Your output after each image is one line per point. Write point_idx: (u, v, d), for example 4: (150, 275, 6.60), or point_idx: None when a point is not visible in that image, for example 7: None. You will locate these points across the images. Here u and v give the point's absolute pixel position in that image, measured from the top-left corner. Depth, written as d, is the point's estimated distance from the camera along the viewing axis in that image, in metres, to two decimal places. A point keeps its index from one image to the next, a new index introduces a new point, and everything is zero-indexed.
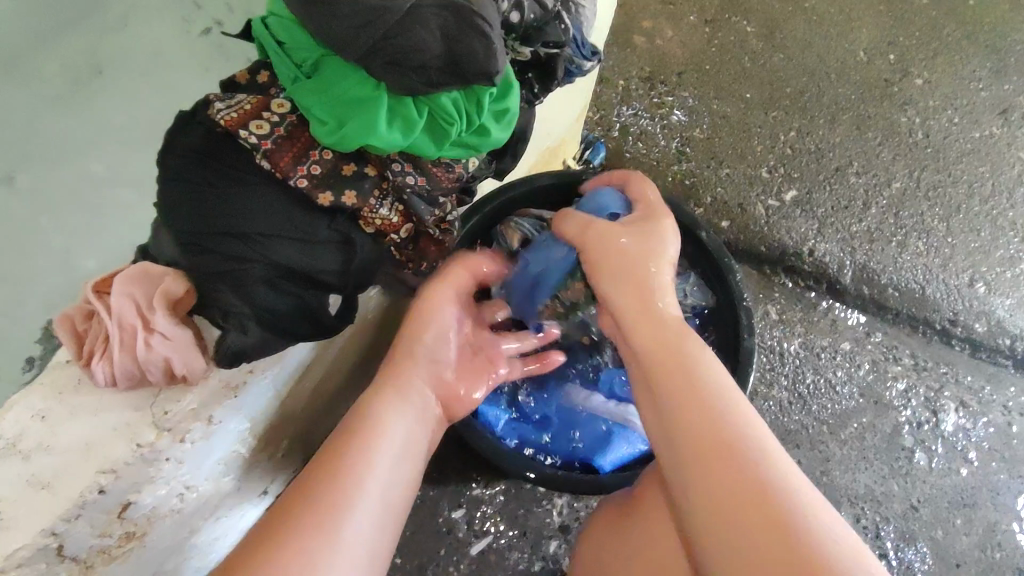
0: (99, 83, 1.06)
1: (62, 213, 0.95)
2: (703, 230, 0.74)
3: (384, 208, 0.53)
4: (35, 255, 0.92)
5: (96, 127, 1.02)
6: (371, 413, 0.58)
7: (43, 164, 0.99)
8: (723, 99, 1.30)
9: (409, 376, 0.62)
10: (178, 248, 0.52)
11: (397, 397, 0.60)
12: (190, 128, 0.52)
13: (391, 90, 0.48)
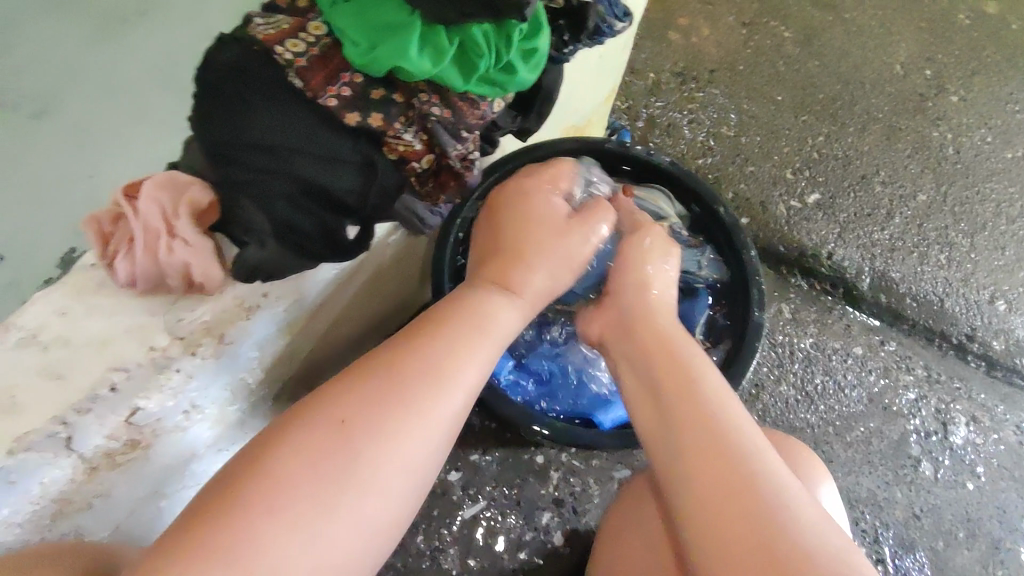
0: (142, 30, 1.09)
1: (95, 147, 0.98)
2: (722, 205, 0.75)
3: (407, 134, 0.54)
4: (66, 185, 0.95)
5: (137, 70, 1.05)
6: (446, 340, 0.57)
7: (82, 100, 1.02)
8: (754, 100, 1.30)
9: (490, 312, 0.60)
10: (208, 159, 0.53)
11: (476, 330, 0.58)
12: (230, 45, 0.54)
13: (424, 18, 0.50)
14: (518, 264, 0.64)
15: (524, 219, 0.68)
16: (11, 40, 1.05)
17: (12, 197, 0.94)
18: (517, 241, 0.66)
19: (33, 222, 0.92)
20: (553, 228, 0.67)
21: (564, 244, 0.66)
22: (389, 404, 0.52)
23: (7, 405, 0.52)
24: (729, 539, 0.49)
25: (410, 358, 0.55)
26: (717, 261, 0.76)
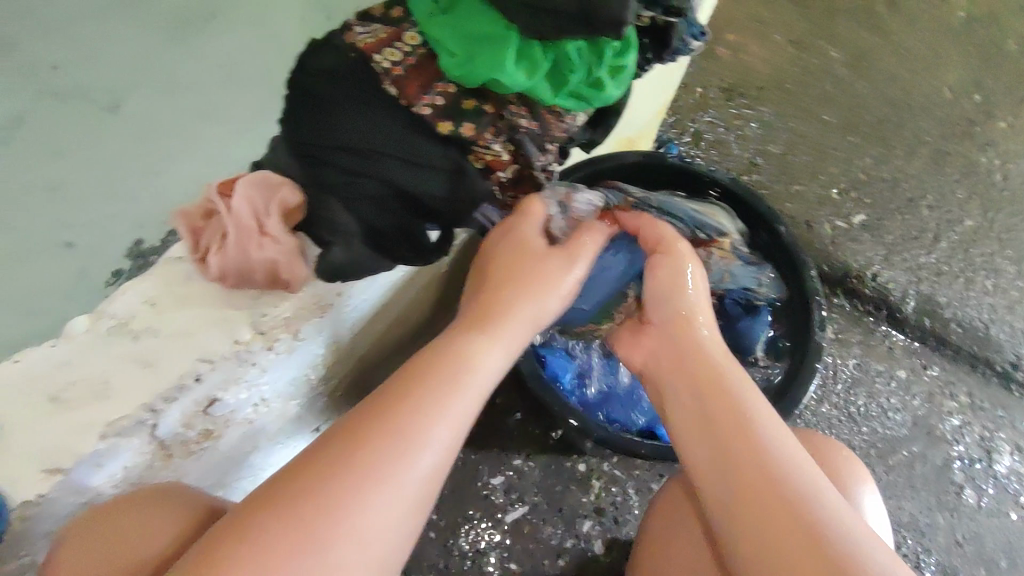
0: (208, 28, 1.12)
1: (161, 143, 1.01)
2: (783, 224, 0.75)
3: (496, 144, 0.55)
4: (132, 178, 0.97)
5: (202, 69, 1.08)
6: (423, 396, 0.52)
7: (149, 96, 1.05)
8: (801, 120, 1.31)
9: (471, 359, 0.56)
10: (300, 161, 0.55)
11: (457, 380, 0.54)
12: (327, 52, 0.56)
13: (521, 32, 0.50)
14: (499, 308, 0.59)
15: (507, 260, 0.62)
16: (85, 36, 1.09)
17: (82, 189, 0.97)
18: (502, 283, 0.61)
19: (102, 214, 0.94)
20: (538, 271, 0.61)
21: (546, 289, 0.61)
22: (359, 471, 0.47)
23: (101, 391, 0.54)
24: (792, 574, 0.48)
25: (383, 417, 0.50)
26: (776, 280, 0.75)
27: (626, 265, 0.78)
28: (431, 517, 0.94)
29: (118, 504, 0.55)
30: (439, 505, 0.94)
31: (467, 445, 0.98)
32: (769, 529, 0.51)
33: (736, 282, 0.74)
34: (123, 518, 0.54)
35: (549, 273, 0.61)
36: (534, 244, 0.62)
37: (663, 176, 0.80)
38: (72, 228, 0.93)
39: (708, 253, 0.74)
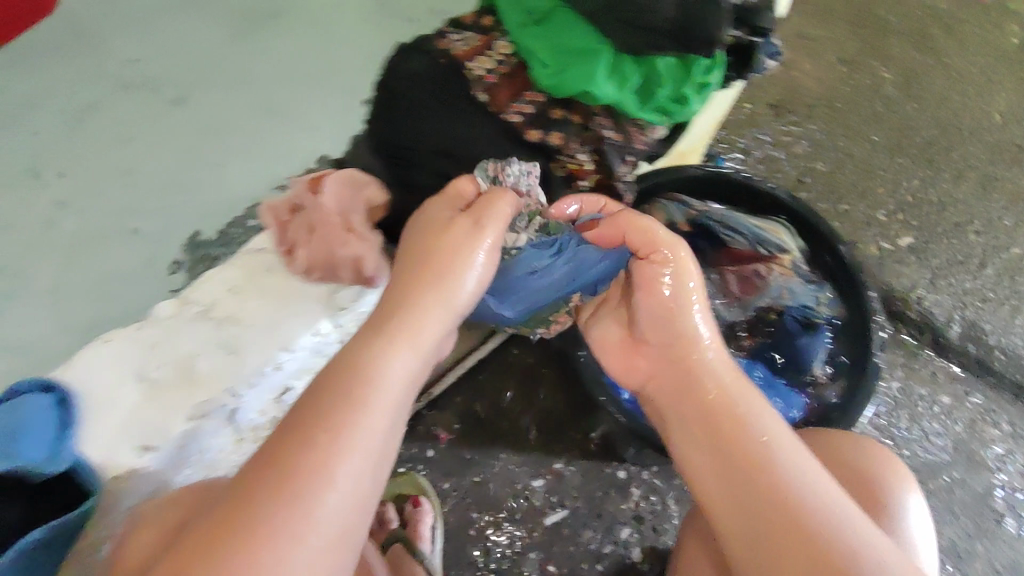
0: (275, 27, 1.13)
1: (222, 134, 1.03)
2: (845, 244, 0.74)
3: (580, 154, 0.57)
4: (194, 168, 1.00)
5: (262, 62, 1.10)
6: (312, 434, 0.44)
7: (209, 86, 1.07)
8: (848, 139, 1.31)
9: (366, 373, 0.47)
10: (392, 164, 0.59)
11: (356, 402, 0.46)
12: (418, 58, 0.58)
13: (615, 47, 0.52)
14: (402, 307, 0.50)
15: (418, 252, 0.52)
16: (155, 29, 1.10)
17: (150, 177, 0.99)
18: (407, 281, 0.51)
19: (170, 203, 0.97)
20: (445, 258, 0.51)
21: (456, 278, 0.51)
22: (247, 538, 0.40)
23: (189, 373, 0.56)
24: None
25: (272, 467, 0.43)
26: (834, 299, 0.76)
27: (576, 265, 0.62)
28: (471, 514, 0.96)
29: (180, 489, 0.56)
30: (481, 503, 0.96)
31: (509, 445, 0.99)
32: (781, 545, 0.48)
33: (794, 299, 0.76)
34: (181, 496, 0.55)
35: (457, 255, 0.51)
36: (446, 226, 0.52)
37: (723, 191, 0.81)
38: (138, 214, 0.96)
39: (767, 270, 0.76)
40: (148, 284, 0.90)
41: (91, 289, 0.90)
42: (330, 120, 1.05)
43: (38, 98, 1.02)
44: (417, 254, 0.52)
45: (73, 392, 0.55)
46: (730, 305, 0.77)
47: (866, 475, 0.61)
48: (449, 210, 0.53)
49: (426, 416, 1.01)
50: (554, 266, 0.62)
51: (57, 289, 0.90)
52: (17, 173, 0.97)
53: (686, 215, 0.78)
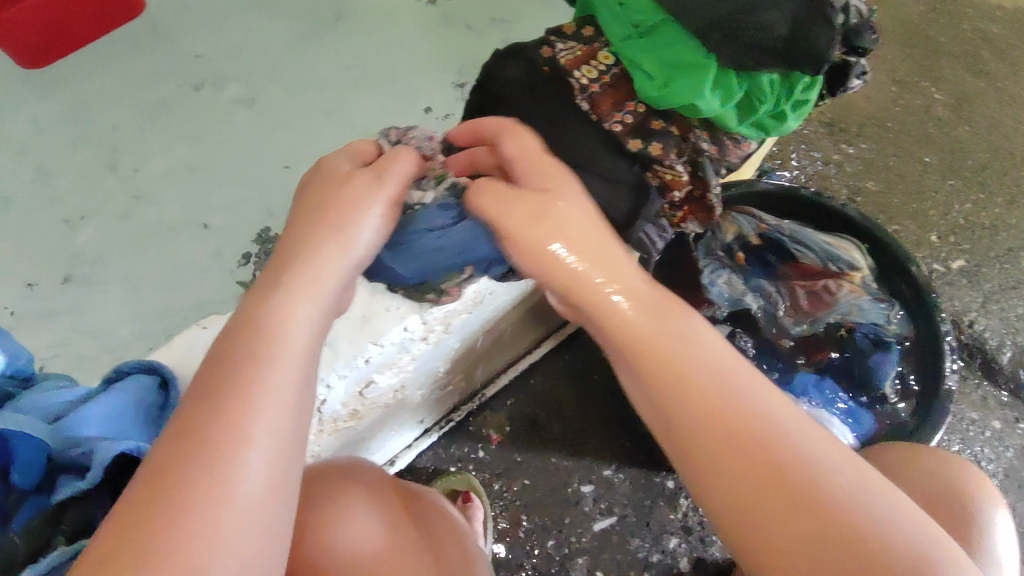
0: (339, 30, 1.10)
1: (283, 129, 1.04)
2: (916, 263, 0.75)
3: (678, 165, 0.57)
4: (259, 165, 1.01)
5: (318, 57, 1.09)
6: (215, 401, 0.40)
7: (269, 82, 1.07)
8: (898, 159, 1.30)
9: (265, 331, 0.44)
10: None
11: (258, 360, 0.42)
12: (519, 64, 0.59)
13: (721, 62, 0.53)
14: (294, 262, 0.47)
15: (314, 209, 0.50)
16: (224, 30, 1.09)
17: (219, 173, 1.01)
18: (298, 241, 0.49)
19: (237, 199, 0.99)
20: (340, 213, 0.50)
21: (350, 231, 0.49)
22: (159, 524, 0.36)
23: None
24: (828, 569, 0.37)
25: (182, 440, 0.39)
26: (903, 318, 0.75)
27: (466, 235, 0.55)
28: (521, 516, 0.96)
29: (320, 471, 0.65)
30: (532, 507, 0.97)
31: (560, 450, 0.99)
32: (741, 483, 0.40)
33: (862, 318, 0.75)
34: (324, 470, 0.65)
35: (356, 207, 0.50)
36: (344, 182, 0.51)
37: (791, 209, 0.82)
38: (207, 208, 0.98)
39: (838, 287, 0.75)
40: (219, 278, 0.93)
41: (162, 281, 0.93)
42: (390, 119, 1.04)
43: (115, 94, 1.04)
44: (307, 220, 0.50)
45: (173, 375, 0.56)
46: (798, 319, 0.76)
47: (927, 479, 0.57)
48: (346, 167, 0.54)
49: (480, 416, 1.01)
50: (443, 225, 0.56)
51: (133, 281, 0.93)
52: (94, 165, 1.00)
53: (756, 229, 0.78)
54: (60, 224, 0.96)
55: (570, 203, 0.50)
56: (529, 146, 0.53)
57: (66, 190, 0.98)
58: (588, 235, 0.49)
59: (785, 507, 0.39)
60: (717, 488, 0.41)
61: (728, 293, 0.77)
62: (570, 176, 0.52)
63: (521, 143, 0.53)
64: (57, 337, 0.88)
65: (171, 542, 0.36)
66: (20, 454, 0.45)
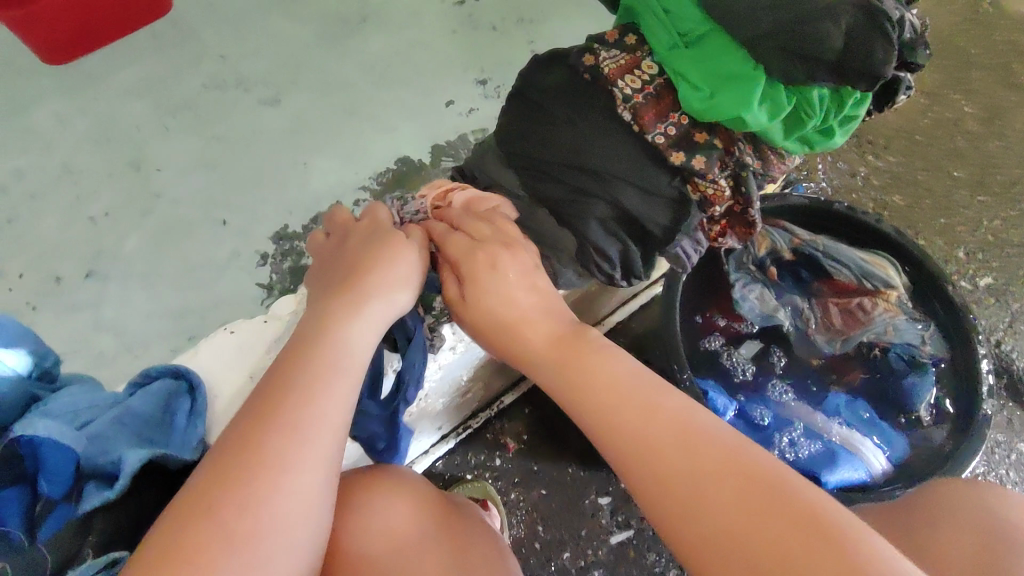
0: (363, 34, 1.07)
1: (304, 127, 1.02)
2: (953, 284, 0.72)
3: (720, 178, 0.56)
4: (279, 163, 1.00)
5: (339, 53, 1.06)
6: (282, 421, 0.44)
7: (288, 77, 1.04)
8: (924, 174, 1.24)
9: (329, 357, 0.48)
10: (528, 175, 0.59)
11: (322, 386, 0.46)
12: (561, 71, 0.58)
13: (770, 75, 0.51)
14: (351, 300, 0.51)
15: (360, 258, 0.53)
16: (245, 28, 1.06)
17: (240, 173, 0.99)
18: (352, 277, 0.52)
19: (258, 199, 0.98)
20: (388, 264, 0.53)
21: (397, 283, 0.52)
22: (221, 530, 0.40)
23: None
24: (743, 544, 0.39)
25: (245, 450, 0.43)
26: (939, 339, 0.74)
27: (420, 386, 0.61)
28: (538, 527, 0.94)
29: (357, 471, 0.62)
30: (548, 518, 0.95)
31: (577, 461, 0.97)
32: (661, 473, 0.43)
33: (898, 338, 0.73)
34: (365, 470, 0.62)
35: (396, 252, 0.53)
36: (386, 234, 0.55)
37: (826, 225, 0.80)
38: (228, 207, 0.97)
39: (872, 305, 0.74)
40: (241, 277, 0.93)
41: (181, 279, 0.93)
42: (413, 121, 1.02)
43: (138, 91, 1.03)
44: (356, 259, 0.54)
45: (200, 380, 0.55)
46: (831, 338, 0.76)
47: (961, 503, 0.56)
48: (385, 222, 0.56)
49: (497, 424, 0.99)
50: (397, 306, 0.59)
51: (153, 279, 0.93)
52: (116, 160, 0.99)
53: (790, 243, 0.77)
54: (82, 219, 0.96)
55: (486, 300, 0.52)
56: (457, 238, 0.54)
57: (89, 185, 0.98)
58: (522, 299, 0.53)
59: (699, 489, 0.42)
60: (651, 485, 0.44)
61: (760, 309, 0.76)
62: (486, 262, 0.53)
63: (447, 237, 0.55)
64: (78, 334, 0.89)
65: (232, 543, 0.40)
66: (49, 461, 0.44)
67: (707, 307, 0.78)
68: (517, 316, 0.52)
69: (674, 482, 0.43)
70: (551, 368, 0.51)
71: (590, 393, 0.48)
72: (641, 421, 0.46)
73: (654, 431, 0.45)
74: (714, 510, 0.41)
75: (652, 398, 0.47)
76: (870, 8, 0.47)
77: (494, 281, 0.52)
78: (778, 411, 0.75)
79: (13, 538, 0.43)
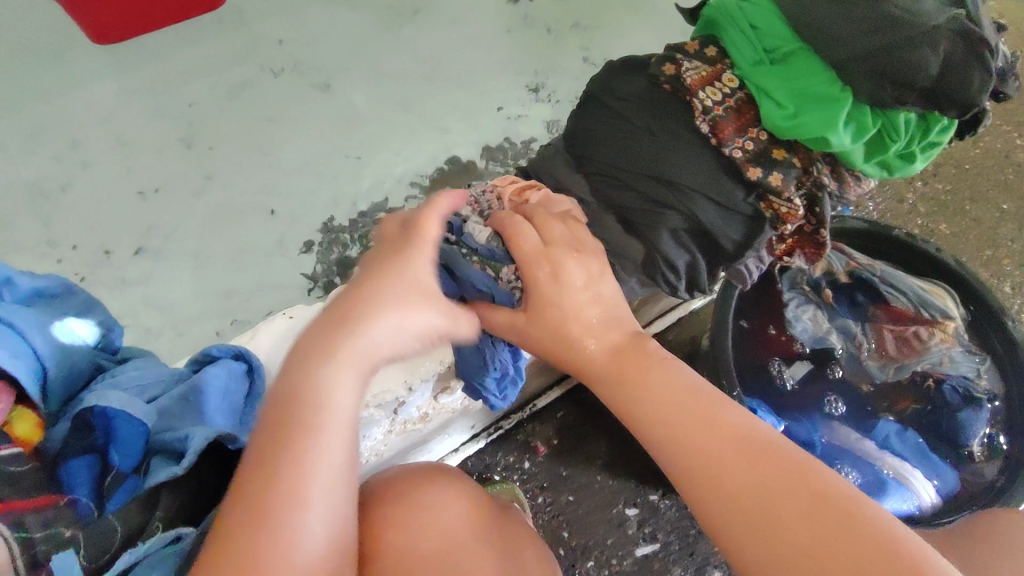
0: (420, 29, 1.06)
1: (355, 118, 1.02)
2: (1012, 320, 0.70)
3: (796, 198, 0.55)
4: (326, 152, 1.00)
5: (390, 46, 1.06)
6: (250, 495, 0.41)
7: (340, 67, 1.05)
8: (974, 206, 1.11)
9: (303, 416, 0.43)
10: (602, 181, 0.59)
11: (297, 450, 0.42)
12: (641, 80, 0.58)
13: (857, 97, 0.50)
14: (332, 343, 0.45)
15: (352, 289, 0.47)
16: (301, 16, 1.07)
17: (291, 159, 0.99)
18: (337, 314, 0.46)
19: (306, 185, 0.98)
20: (378, 297, 0.46)
21: (387, 316, 0.46)
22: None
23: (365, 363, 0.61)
24: (816, 555, 0.40)
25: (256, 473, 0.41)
26: (994, 374, 0.72)
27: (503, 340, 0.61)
28: (562, 532, 0.92)
29: (409, 471, 0.61)
30: (573, 524, 0.92)
31: (605, 470, 0.95)
32: (728, 484, 0.44)
33: (953, 371, 0.72)
34: (422, 470, 0.61)
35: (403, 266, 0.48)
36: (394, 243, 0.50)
37: (886, 250, 0.78)
38: (276, 192, 0.98)
39: (928, 335, 0.73)
40: (286, 261, 0.94)
41: (225, 258, 0.94)
42: (464, 119, 1.02)
43: (195, 72, 1.04)
44: (367, 269, 0.48)
45: (258, 362, 0.56)
46: (882, 363, 0.75)
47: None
48: (395, 248, 0.49)
49: (528, 426, 0.97)
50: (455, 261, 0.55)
51: (199, 257, 0.94)
52: (170, 138, 1.00)
53: (848, 267, 0.76)
54: (135, 195, 0.97)
55: (549, 309, 0.52)
56: (528, 236, 0.53)
57: (143, 161, 0.98)
58: (587, 299, 0.53)
59: (768, 501, 0.43)
60: (717, 495, 0.44)
61: (812, 330, 0.76)
62: (550, 271, 0.52)
63: (519, 230, 0.54)
64: (124, 305, 0.91)
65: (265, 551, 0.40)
66: (121, 433, 0.47)
67: (757, 316, 0.77)
68: (574, 327, 0.52)
69: (739, 493, 0.43)
70: (611, 376, 0.51)
71: (647, 401, 0.49)
72: (702, 423, 0.46)
73: (714, 440, 0.45)
74: (786, 520, 0.42)
75: (714, 406, 0.47)
76: (970, 35, 0.47)
77: (557, 290, 0.52)
78: (828, 435, 0.74)
79: (82, 506, 0.45)
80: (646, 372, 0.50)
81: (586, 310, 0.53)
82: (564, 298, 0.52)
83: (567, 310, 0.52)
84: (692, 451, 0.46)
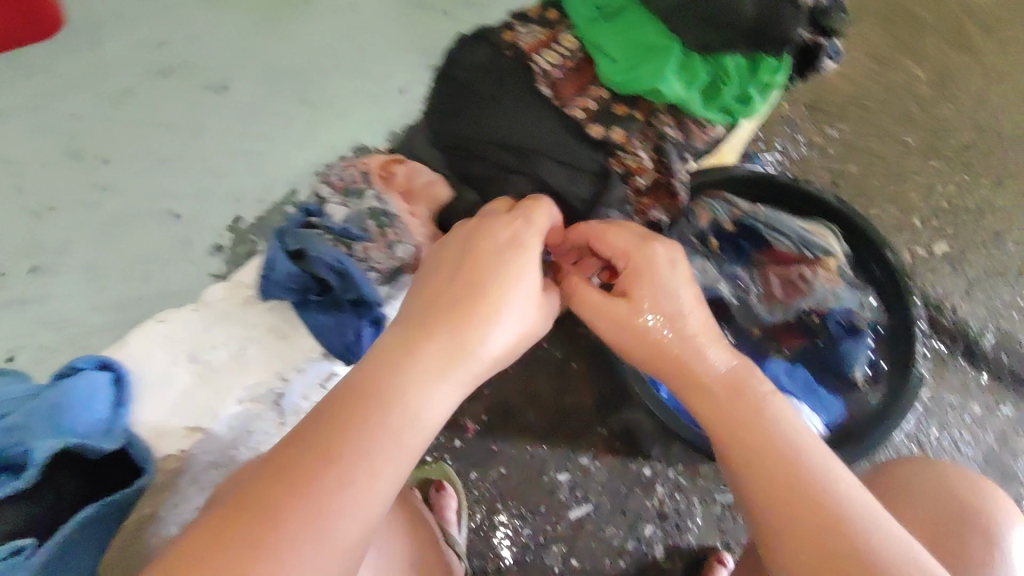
0: (307, 18, 1.05)
1: (248, 113, 1.00)
2: (891, 249, 0.75)
3: (639, 150, 0.56)
4: (221, 152, 0.98)
5: (278, 35, 1.04)
6: (300, 479, 0.40)
7: (228, 63, 1.02)
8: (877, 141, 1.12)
9: (392, 422, 0.43)
10: (449, 150, 0.58)
11: (375, 459, 0.41)
12: (479, 48, 0.59)
13: (684, 44, 0.53)
14: (443, 345, 0.46)
15: (465, 273, 0.49)
16: (185, 19, 1.05)
17: (186, 162, 0.98)
18: (445, 317, 0.47)
19: (203, 186, 0.97)
20: (495, 291, 0.48)
21: (498, 320, 0.48)
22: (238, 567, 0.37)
23: (238, 356, 0.59)
24: None
25: (320, 459, 0.40)
26: (878, 306, 0.76)
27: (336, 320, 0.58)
28: (496, 505, 0.93)
29: None
30: (506, 496, 0.94)
31: (533, 440, 0.96)
32: (812, 520, 0.44)
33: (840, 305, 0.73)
34: None
35: (513, 265, 0.49)
36: (493, 239, 0.50)
37: (769, 196, 0.80)
38: (173, 196, 0.96)
39: (814, 273, 0.73)
40: (189, 267, 0.92)
41: (126, 271, 0.92)
42: (360, 105, 1.01)
43: (77, 83, 1.01)
44: (471, 258, 0.49)
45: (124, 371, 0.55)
46: (771, 306, 0.75)
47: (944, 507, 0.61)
48: (507, 233, 0.50)
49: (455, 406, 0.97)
50: (310, 245, 0.55)
51: (97, 271, 0.92)
52: (58, 152, 0.97)
53: (730, 215, 0.76)
54: (25, 214, 0.94)
55: (661, 300, 0.52)
56: (624, 234, 0.53)
57: (30, 179, 0.96)
58: (684, 310, 0.52)
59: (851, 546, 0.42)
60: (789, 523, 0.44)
61: (701, 280, 0.74)
62: (667, 262, 0.53)
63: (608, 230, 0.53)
64: (23, 328, 0.89)
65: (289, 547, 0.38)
66: None
67: None
68: (664, 324, 0.52)
69: (824, 530, 0.43)
70: (721, 393, 0.50)
71: (754, 425, 0.48)
72: (795, 470, 0.45)
73: (813, 480, 0.45)
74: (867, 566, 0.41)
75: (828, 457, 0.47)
76: None
77: (668, 276, 0.52)
78: None
79: None
80: (757, 398, 0.49)
81: (693, 317, 0.52)
82: (665, 302, 0.52)
83: (687, 319, 0.52)
84: (789, 476, 0.45)
